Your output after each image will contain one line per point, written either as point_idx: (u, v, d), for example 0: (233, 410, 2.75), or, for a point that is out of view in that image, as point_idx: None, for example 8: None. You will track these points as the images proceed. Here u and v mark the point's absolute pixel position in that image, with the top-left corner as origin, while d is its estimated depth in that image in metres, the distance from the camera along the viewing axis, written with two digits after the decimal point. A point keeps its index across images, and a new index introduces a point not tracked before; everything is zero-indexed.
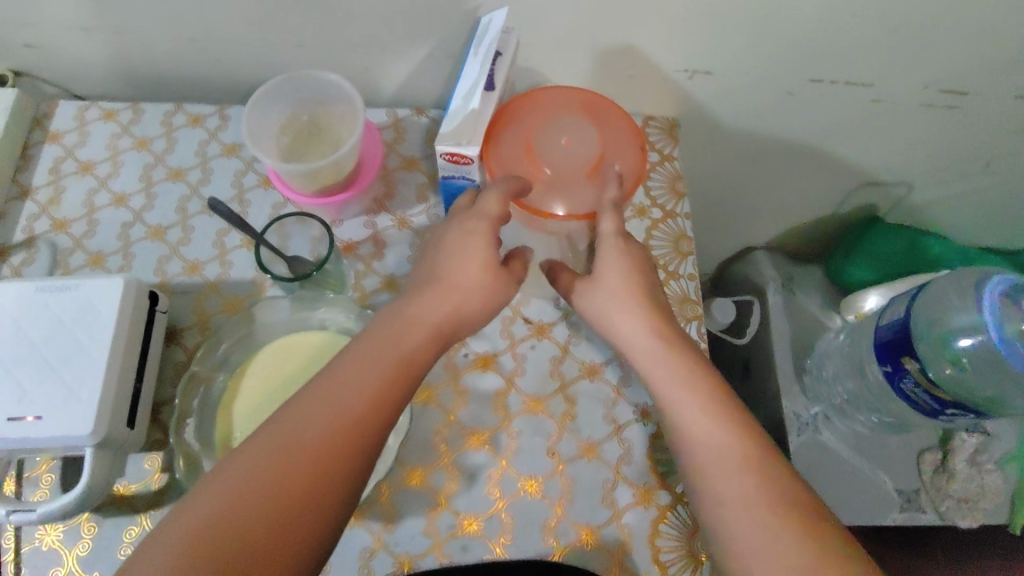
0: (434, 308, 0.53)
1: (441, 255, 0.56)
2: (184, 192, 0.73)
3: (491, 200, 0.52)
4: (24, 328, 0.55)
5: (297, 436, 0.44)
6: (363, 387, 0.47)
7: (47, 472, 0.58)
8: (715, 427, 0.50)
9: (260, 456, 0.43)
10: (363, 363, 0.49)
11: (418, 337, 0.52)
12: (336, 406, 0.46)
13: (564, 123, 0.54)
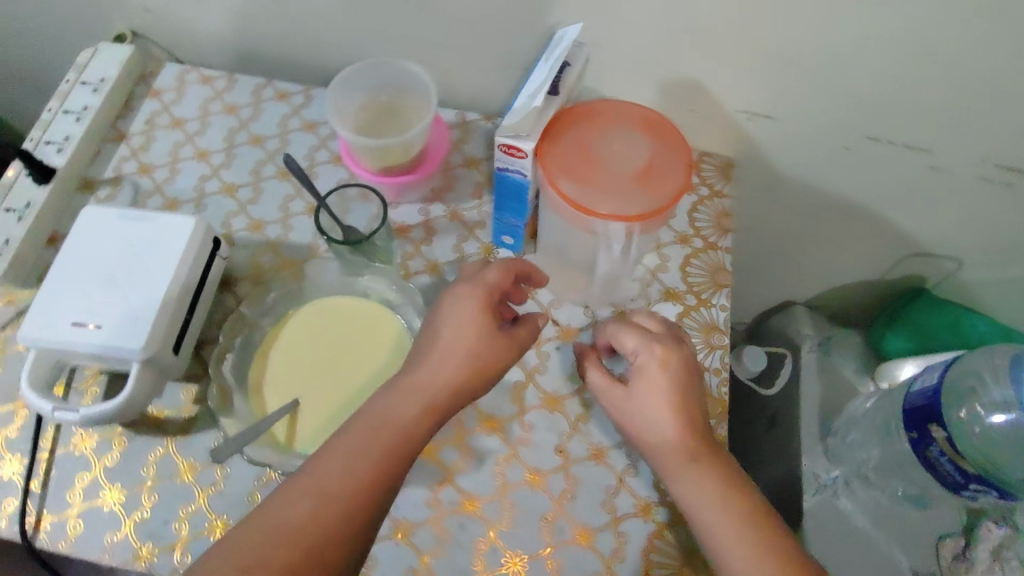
0: (431, 382, 0.53)
1: (437, 328, 0.55)
2: (260, 157, 0.78)
3: (491, 272, 0.57)
4: (103, 246, 0.61)
5: (281, 527, 0.46)
6: (350, 468, 0.49)
7: (94, 384, 0.63)
8: (717, 519, 0.52)
9: (244, 555, 0.44)
10: (351, 446, 0.50)
11: (407, 414, 0.52)
12: (324, 492, 0.48)
13: (617, 134, 0.57)
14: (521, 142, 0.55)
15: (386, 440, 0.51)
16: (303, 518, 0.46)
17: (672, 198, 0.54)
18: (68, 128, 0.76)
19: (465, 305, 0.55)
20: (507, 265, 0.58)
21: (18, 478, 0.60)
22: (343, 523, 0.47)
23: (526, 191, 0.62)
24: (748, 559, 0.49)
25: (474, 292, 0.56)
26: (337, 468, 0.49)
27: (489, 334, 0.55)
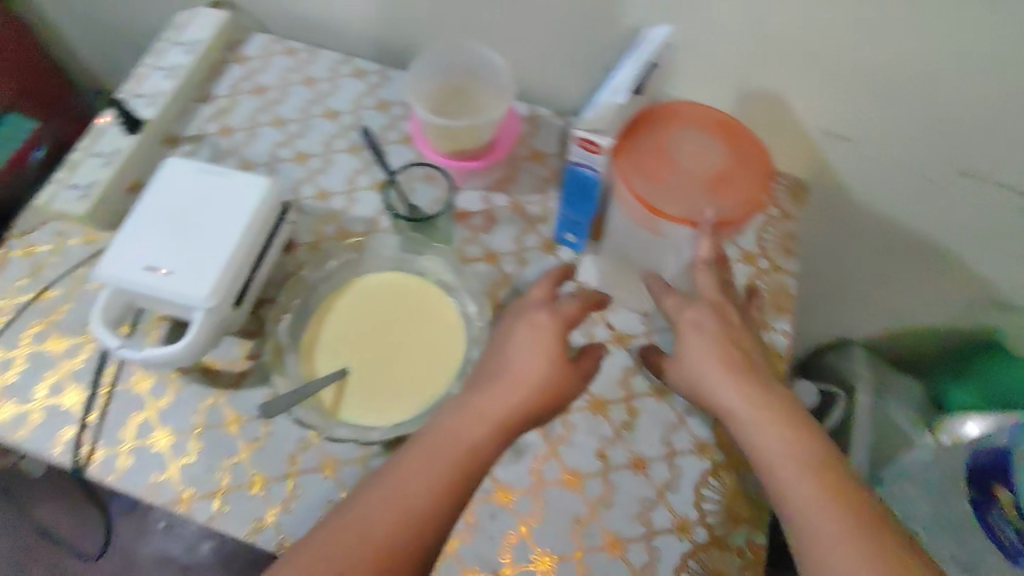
0: (501, 404, 0.52)
1: (509, 354, 0.54)
2: (333, 130, 0.79)
3: (566, 305, 0.57)
4: (181, 196, 0.63)
5: (353, 538, 0.46)
6: (418, 481, 0.48)
7: (157, 328, 0.66)
8: (780, 457, 0.48)
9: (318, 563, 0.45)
10: (421, 461, 0.49)
11: (475, 433, 0.51)
12: (396, 508, 0.47)
13: (694, 138, 0.55)
14: (600, 138, 0.53)
15: (456, 458, 0.50)
16: (374, 534, 0.46)
17: (744, 209, 0.52)
18: (159, 84, 0.79)
19: (540, 333, 0.55)
20: (580, 293, 0.58)
21: (77, 408, 0.62)
22: (415, 539, 0.46)
23: (597, 189, 0.60)
24: (814, 501, 0.45)
25: (548, 321, 0.55)
26: (407, 482, 0.48)
27: (560, 369, 0.55)
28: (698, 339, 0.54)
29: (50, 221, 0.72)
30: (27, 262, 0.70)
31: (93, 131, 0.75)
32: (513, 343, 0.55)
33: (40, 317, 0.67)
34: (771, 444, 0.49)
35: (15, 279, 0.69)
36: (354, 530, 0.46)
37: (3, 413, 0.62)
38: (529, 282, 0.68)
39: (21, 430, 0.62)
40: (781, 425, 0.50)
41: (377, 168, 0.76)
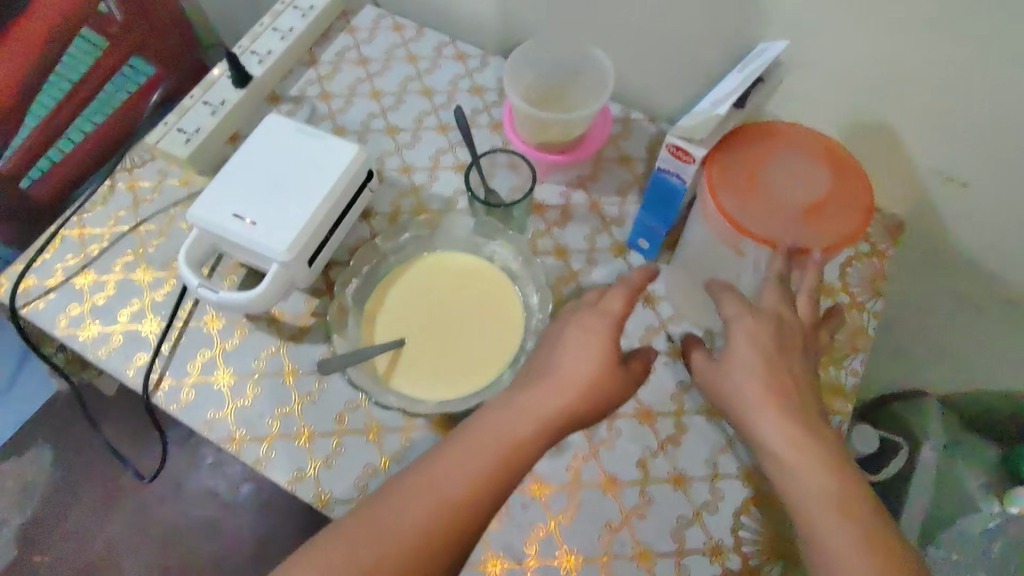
0: (546, 403, 0.50)
1: (564, 353, 0.52)
2: (426, 107, 0.81)
3: (616, 298, 0.54)
4: (276, 153, 0.65)
5: (383, 521, 0.44)
6: (456, 471, 0.46)
7: (233, 275, 0.69)
8: (822, 498, 0.43)
9: (348, 540, 0.44)
10: (458, 451, 0.47)
11: (518, 426, 0.49)
12: (432, 496, 0.45)
13: (794, 161, 0.52)
14: (693, 147, 0.53)
15: (497, 452, 0.47)
16: (404, 522, 0.44)
17: (836, 241, 0.49)
18: (271, 44, 0.82)
19: (594, 332, 0.52)
20: (629, 292, 0.54)
21: (153, 337, 0.67)
22: (451, 528, 0.45)
23: (679, 199, 0.59)
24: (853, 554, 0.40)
25: (606, 324, 0.53)
26: (443, 469, 0.46)
27: (612, 372, 0.52)
28: (745, 358, 0.49)
29: (155, 160, 0.77)
30: (129, 195, 0.75)
31: (206, 81, 0.79)
32: (563, 343, 0.53)
33: (133, 248, 0.72)
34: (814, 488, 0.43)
35: (116, 209, 0.74)
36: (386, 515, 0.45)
37: (89, 331, 0.67)
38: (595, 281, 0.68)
39: (101, 349, 0.66)
40: (827, 466, 0.44)
41: (462, 150, 0.77)
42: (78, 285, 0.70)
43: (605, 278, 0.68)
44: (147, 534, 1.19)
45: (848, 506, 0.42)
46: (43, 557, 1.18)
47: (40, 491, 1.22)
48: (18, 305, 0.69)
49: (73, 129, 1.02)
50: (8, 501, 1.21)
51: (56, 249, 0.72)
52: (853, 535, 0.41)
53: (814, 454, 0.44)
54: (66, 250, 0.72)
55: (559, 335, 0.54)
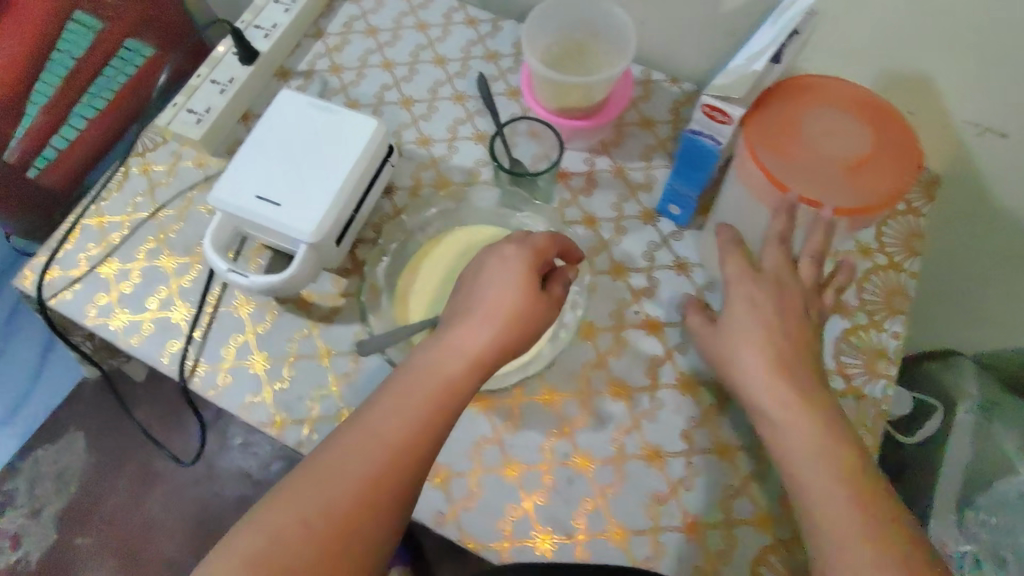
0: (472, 343, 0.50)
1: (484, 287, 0.52)
2: (440, 77, 0.77)
3: (541, 236, 0.54)
4: (291, 128, 0.63)
5: (343, 468, 0.45)
6: (393, 421, 0.47)
7: (258, 258, 0.69)
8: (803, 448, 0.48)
9: (308, 486, 0.44)
10: (395, 399, 0.48)
11: (447, 368, 0.49)
12: (376, 445, 0.46)
13: (835, 119, 0.49)
14: (731, 107, 0.50)
15: (433, 390, 0.48)
16: (359, 468, 0.45)
17: (886, 200, 0.46)
18: (277, 18, 0.78)
19: (510, 262, 0.52)
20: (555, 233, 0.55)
21: (184, 324, 0.66)
22: (392, 471, 0.46)
23: (714, 161, 0.57)
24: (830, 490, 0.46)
25: (520, 251, 0.52)
26: (384, 418, 0.47)
27: (535, 307, 0.52)
28: (744, 328, 0.53)
29: (167, 143, 0.75)
30: (144, 179, 0.73)
31: (212, 58, 0.76)
32: (484, 281, 0.52)
33: (154, 235, 0.71)
34: (788, 438, 0.49)
35: (133, 195, 0.73)
36: (337, 466, 0.45)
37: (119, 319, 0.67)
38: (626, 252, 0.67)
39: (133, 338, 0.66)
40: (800, 415, 0.49)
41: (481, 119, 0.74)
42: (104, 274, 0.69)
43: (636, 247, 0.67)
44: (182, 513, 1.21)
45: (826, 459, 0.47)
46: (82, 539, 1.20)
47: (75, 474, 1.24)
48: (45, 296, 0.69)
49: (74, 116, 1.01)
50: (43, 486, 1.23)
51: (78, 238, 0.71)
52: (838, 478, 0.46)
53: (795, 404, 0.50)
54: (88, 240, 0.71)
55: (482, 269, 0.53)
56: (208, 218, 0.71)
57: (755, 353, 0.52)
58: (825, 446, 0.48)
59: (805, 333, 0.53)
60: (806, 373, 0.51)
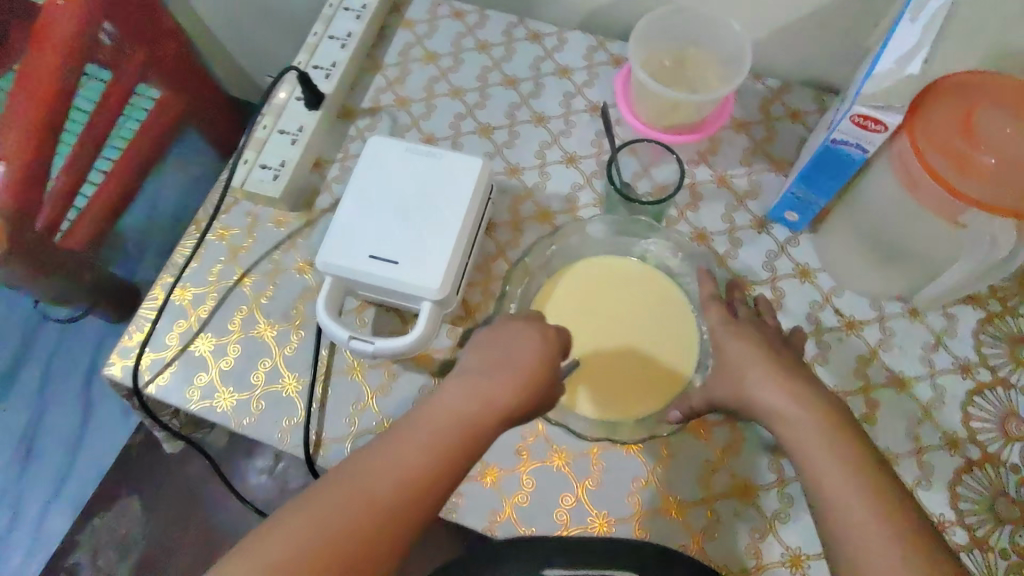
0: (497, 394, 0.49)
1: (511, 345, 0.51)
2: (515, 99, 0.73)
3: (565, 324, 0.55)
4: (395, 178, 0.60)
5: (345, 497, 0.42)
6: (409, 463, 0.44)
7: (363, 315, 0.65)
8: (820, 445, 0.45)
9: (316, 522, 0.41)
10: (414, 440, 0.45)
11: (465, 414, 0.47)
12: (382, 489, 0.43)
13: (1011, 116, 0.48)
14: (887, 116, 0.49)
15: (460, 441, 0.46)
16: (374, 504, 0.42)
17: None
18: (334, 54, 0.74)
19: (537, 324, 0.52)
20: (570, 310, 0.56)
21: (297, 396, 0.63)
22: (397, 512, 0.42)
23: (852, 167, 0.55)
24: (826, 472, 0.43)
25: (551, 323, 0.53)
26: (391, 456, 0.44)
27: (551, 360, 0.52)
28: (739, 354, 0.52)
29: (239, 202, 0.71)
30: (223, 245, 0.70)
31: (275, 107, 0.72)
32: (504, 338, 0.52)
33: (246, 303, 0.67)
34: (804, 445, 0.45)
35: (214, 263, 0.69)
36: (353, 493, 0.42)
37: (225, 400, 0.63)
38: (745, 264, 0.65)
39: (245, 417, 0.62)
40: (812, 413, 0.47)
41: (567, 140, 0.71)
42: (198, 351, 0.65)
43: (754, 258, 0.65)
44: None
45: (828, 448, 0.44)
46: None
47: (137, 541, 1.12)
48: (140, 383, 0.64)
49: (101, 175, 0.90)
50: (105, 556, 1.11)
51: (163, 317, 0.67)
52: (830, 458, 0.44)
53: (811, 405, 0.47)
54: (174, 317, 0.67)
55: (505, 329, 0.53)
56: (299, 277, 0.68)
57: (769, 363, 0.50)
58: (852, 450, 0.44)
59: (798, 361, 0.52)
60: (808, 378, 0.50)
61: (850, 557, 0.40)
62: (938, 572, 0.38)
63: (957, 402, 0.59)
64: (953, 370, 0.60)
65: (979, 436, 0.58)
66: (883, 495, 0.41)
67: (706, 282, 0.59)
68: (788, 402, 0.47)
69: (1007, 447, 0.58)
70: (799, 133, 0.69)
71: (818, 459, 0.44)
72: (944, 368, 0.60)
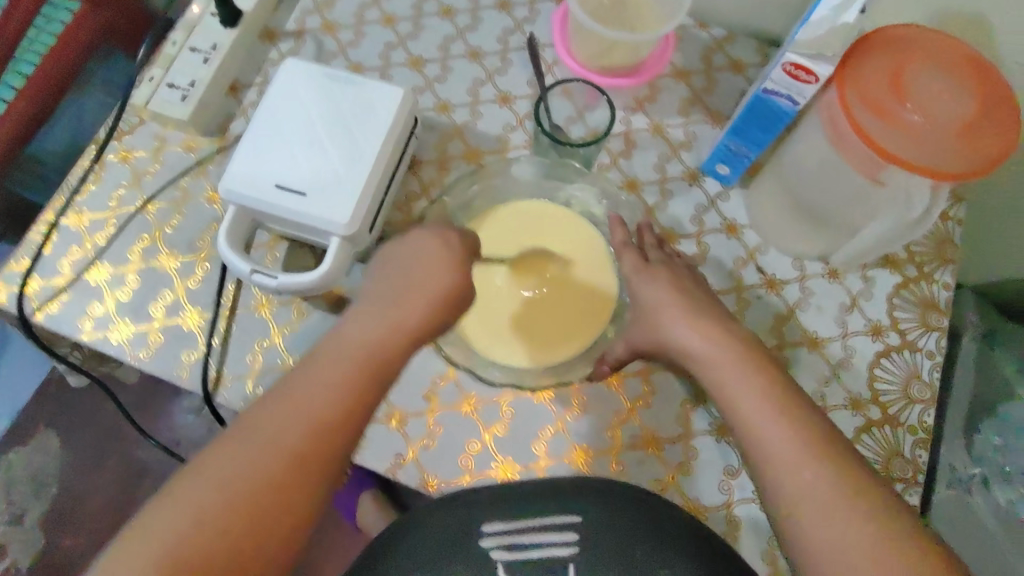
0: (407, 321, 0.47)
1: (418, 273, 0.49)
2: (450, 32, 0.69)
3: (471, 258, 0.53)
4: (309, 104, 0.56)
5: (254, 444, 0.40)
6: (316, 396, 0.42)
7: (274, 250, 0.62)
8: (749, 393, 0.45)
9: (226, 477, 0.38)
10: (319, 378, 0.43)
11: (364, 344, 0.45)
12: (293, 426, 0.41)
13: (933, 72, 0.47)
14: (819, 66, 0.46)
15: (367, 366, 0.44)
16: (284, 446, 0.40)
17: (1000, 154, 0.44)
18: None
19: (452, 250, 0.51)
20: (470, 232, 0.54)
21: (198, 330, 0.60)
22: (315, 447, 0.41)
23: (784, 121, 0.54)
24: (760, 415, 0.43)
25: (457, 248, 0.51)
26: (294, 398, 0.42)
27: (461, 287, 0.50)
28: (659, 301, 0.52)
29: (145, 123, 0.66)
30: (126, 168, 0.65)
31: (186, 20, 0.65)
32: (401, 257, 0.51)
33: (148, 231, 0.63)
34: (738, 392, 0.45)
35: (115, 186, 0.64)
36: (261, 439, 0.40)
37: (121, 332, 0.60)
38: (673, 217, 0.64)
39: (142, 351, 0.59)
40: (743, 362, 0.46)
41: (503, 79, 0.67)
42: (93, 281, 0.61)
43: (683, 211, 0.64)
44: None
45: (760, 394, 0.44)
46: (74, 541, 1.01)
47: (52, 475, 1.04)
48: (27, 312, 0.60)
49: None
50: (17, 490, 1.03)
51: (56, 241, 0.62)
52: (763, 401, 0.44)
53: (738, 351, 0.47)
54: (68, 243, 0.62)
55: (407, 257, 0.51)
56: (208, 207, 0.63)
57: (687, 314, 0.50)
58: (779, 397, 0.44)
59: (721, 310, 0.52)
60: (736, 326, 0.50)
61: (785, 507, 0.41)
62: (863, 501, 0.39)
63: (865, 363, 0.60)
64: (865, 331, 0.61)
65: (881, 398, 0.59)
66: (817, 439, 0.42)
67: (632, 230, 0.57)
68: (710, 345, 0.48)
69: (907, 408, 0.59)
70: (738, 86, 0.67)
71: (750, 409, 0.44)
72: (856, 329, 0.61)
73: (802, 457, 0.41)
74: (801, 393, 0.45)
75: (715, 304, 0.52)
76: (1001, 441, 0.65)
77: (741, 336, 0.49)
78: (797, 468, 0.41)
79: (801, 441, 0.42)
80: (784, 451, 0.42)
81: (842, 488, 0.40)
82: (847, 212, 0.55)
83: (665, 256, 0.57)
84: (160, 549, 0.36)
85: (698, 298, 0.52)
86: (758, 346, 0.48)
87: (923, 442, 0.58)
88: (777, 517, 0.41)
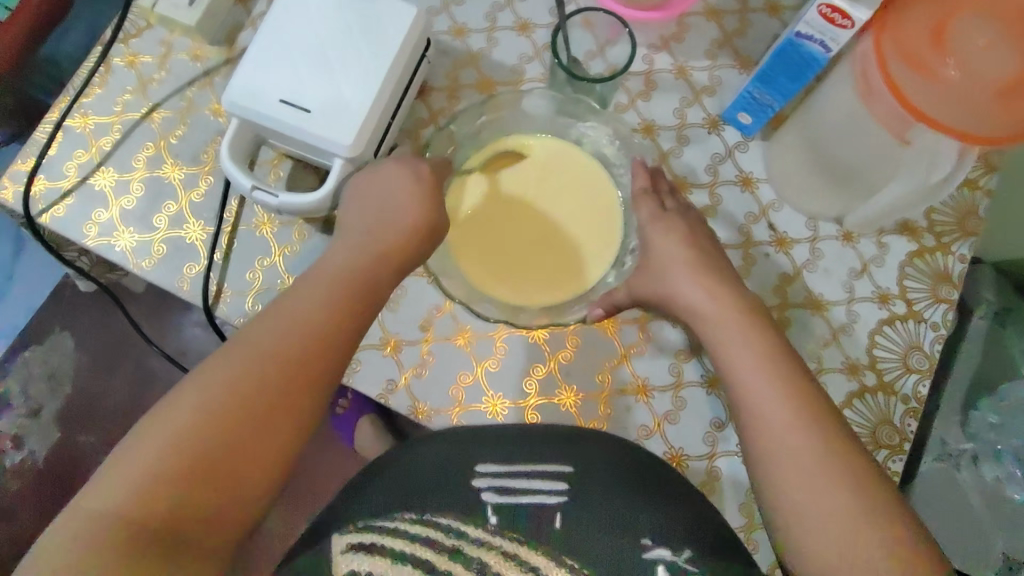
0: (398, 252, 0.49)
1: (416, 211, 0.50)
2: None
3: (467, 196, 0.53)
4: (318, 17, 0.53)
5: (251, 356, 0.41)
6: (304, 319, 0.43)
7: (278, 169, 0.61)
8: (744, 352, 0.44)
9: (227, 386, 0.39)
10: (307, 303, 0.44)
11: (358, 273, 0.46)
12: (289, 340, 0.42)
13: (984, 21, 0.43)
14: (855, 8, 0.44)
15: (357, 288, 0.46)
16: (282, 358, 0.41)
17: None
18: None
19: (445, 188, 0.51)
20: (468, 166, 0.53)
21: (200, 244, 0.60)
22: (312, 361, 0.42)
23: (815, 68, 0.51)
24: (753, 376, 0.43)
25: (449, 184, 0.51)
26: (281, 322, 0.42)
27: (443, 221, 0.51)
28: (665, 251, 0.51)
29: (153, 27, 0.64)
30: (132, 73, 0.63)
31: None
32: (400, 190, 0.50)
33: (153, 140, 0.62)
34: (732, 351, 0.45)
35: (121, 92, 0.63)
36: (258, 351, 0.41)
37: (124, 239, 0.60)
38: (688, 165, 0.61)
39: (144, 260, 0.60)
40: (741, 322, 0.46)
41: (524, 5, 0.64)
42: (98, 186, 0.61)
43: (698, 159, 0.62)
44: None
45: (755, 355, 0.44)
46: (87, 438, 1.06)
47: (67, 376, 1.08)
48: (33, 212, 0.60)
49: None
50: (32, 386, 1.07)
51: (62, 143, 0.62)
52: (757, 362, 0.43)
53: (738, 311, 0.46)
54: (74, 146, 0.62)
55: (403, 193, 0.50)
56: (213, 120, 0.62)
57: (689, 268, 0.49)
58: (771, 358, 0.44)
59: (726, 264, 0.51)
60: (737, 283, 0.49)
61: (765, 466, 0.41)
62: (842, 467, 0.39)
63: (867, 330, 0.59)
64: (872, 297, 0.60)
65: (879, 364, 0.59)
66: (806, 403, 0.41)
67: (643, 175, 0.56)
68: (708, 302, 0.47)
69: (903, 378, 0.58)
70: (773, 30, 0.63)
71: (742, 369, 0.44)
72: (862, 295, 0.60)
73: (786, 420, 0.41)
74: (796, 355, 0.45)
75: (721, 260, 0.51)
76: (997, 419, 0.64)
77: (745, 296, 0.48)
78: (779, 429, 0.41)
79: (788, 403, 0.41)
80: (770, 413, 0.42)
81: (823, 453, 0.40)
82: (870, 172, 0.53)
83: (679, 206, 0.55)
84: (166, 452, 0.36)
85: (704, 253, 0.51)
86: (759, 307, 0.47)
87: (914, 412, 0.58)
88: (756, 475, 0.42)
